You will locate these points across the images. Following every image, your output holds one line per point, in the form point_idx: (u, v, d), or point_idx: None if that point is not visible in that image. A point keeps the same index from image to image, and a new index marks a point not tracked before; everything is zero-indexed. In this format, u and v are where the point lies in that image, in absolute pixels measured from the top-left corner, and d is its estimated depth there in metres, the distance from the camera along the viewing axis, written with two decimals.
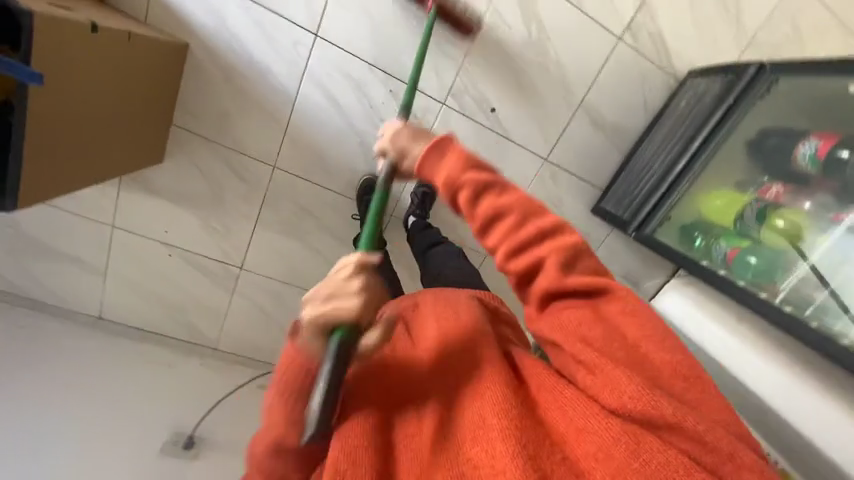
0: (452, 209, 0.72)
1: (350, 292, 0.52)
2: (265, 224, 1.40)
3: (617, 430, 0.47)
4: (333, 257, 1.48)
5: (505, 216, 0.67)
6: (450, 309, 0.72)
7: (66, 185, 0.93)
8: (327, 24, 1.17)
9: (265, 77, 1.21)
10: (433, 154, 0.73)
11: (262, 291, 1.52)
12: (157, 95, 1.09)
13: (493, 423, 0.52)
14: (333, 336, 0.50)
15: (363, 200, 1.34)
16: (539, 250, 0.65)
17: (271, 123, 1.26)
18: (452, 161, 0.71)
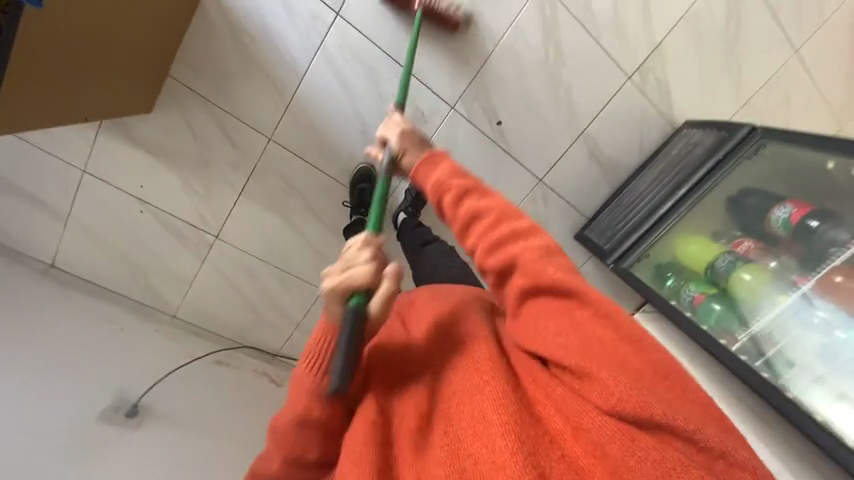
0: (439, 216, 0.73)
1: (360, 263, 0.61)
2: (249, 196, 1.34)
3: (609, 429, 0.48)
4: (315, 240, 1.45)
5: (486, 219, 0.67)
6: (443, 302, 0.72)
7: (50, 115, 0.90)
8: (351, 5, 1.15)
9: (277, 46, 1.16)
10: (424, 163, 0.74)
11: (235, 264, 1.46)
12: (157, 43, 1.02)
13: (494, 418, 0.54)
14: (354, 298, 0.61)
15: (356, 188, 1.30)
16: (514, 248, 0.63)
17: (274, 94, 1.22)
18: (440, 170, 0.72)
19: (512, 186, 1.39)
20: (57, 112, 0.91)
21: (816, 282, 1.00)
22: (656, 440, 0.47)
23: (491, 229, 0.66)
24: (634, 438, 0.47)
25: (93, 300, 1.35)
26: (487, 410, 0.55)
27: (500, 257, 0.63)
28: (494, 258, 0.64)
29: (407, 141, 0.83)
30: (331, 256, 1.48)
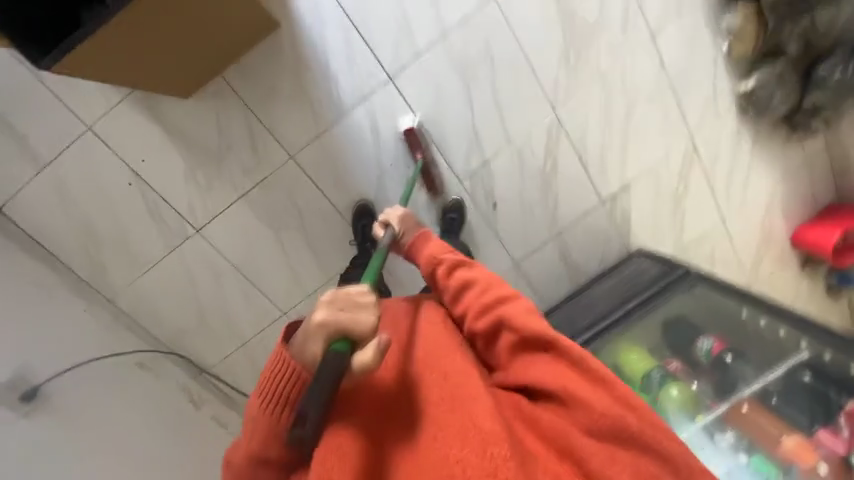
0: (432, 283, 0.87)
1: (362, 311, 0.64)
2: (249, 202, 1.36)
3: (591, 447, 0.64)
4: (296, 262, 1.45)
5: (474, 285, 0.80)
6: (434, 326, 0.78)
7: (105, 73, 0.98)
8: (403, 76, 1.34)
9: (330, 85, 1.30)
10: (419, 240, 0.93)
11: (203, 263, 1.39)
12: (226, 41, 1.12)
13: (486, 427, 0.62)
14: (338, 341, 0.61)
15: (360, 225, 1.40)
16: (502, 308, 0.76)
17: (311, 121, 1.32)
18: (433, 246, 0.90)
19: (492, 263, 1.54)
20: (109, 69, 0.97)
21: (727, 409, 1.21)
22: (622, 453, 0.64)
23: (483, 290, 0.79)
24: (609, 454, 0.64)
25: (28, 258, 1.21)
26: (479, 421, 0.62)
27: (483, 321, 0.76)
28: (478, 322, 0.76)
29: (407, 224, 0.98)
30: (306, 282, 1.47)
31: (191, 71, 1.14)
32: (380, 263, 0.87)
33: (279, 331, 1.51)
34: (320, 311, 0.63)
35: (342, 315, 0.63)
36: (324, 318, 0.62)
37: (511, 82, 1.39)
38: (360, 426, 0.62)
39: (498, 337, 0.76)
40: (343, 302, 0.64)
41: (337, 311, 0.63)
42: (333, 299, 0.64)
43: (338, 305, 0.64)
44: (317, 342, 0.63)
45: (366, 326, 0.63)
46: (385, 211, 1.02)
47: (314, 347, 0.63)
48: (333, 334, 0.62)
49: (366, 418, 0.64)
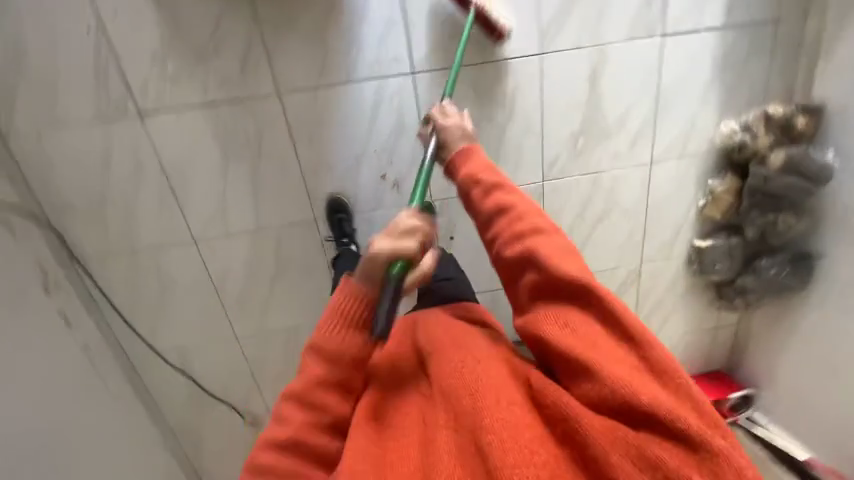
0: (472, 205, 0.97)
1: (409, 240, 0.75)
2: (211, 116, 1.24)
3: (614, 429, 0.63)
4: (232, 197, 1.35)
5: (509, 214, 0.90)
6: (459, 330, 0.87)
7: None
8: (425, 78, 1.29)
9: (352, 47, 1.23)
10: (461, 155, 1.03)
11: (131, 154, 1.25)
12: None
13: (503, 407, 0.68)
14: (396, 265, 0.74)
15: (336, 219, 1.38)
16: (529, 239, 0.86)
17: (315, 72, 1.23)
18: (474, 163, 1.00)
19: None
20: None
21: None
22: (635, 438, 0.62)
23: (513, 224, 0.89)
24: (623, 441, 0.61)
25: None
26: (498, 401, 0.69)
27: (515, 249, 0.86)
28: (510, 252, 0.87)
29: (454, 135, 1.06)
30: (233, 221, 1.38)
31: None
32: (427, 175, 0.98)
33: (182, 255, 1.40)
34: (375, 249, 0.74)
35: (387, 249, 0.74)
36: (378, 252, 0.73)
37: (517, 137, 1.40)
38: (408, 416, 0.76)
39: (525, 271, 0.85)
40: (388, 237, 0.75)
41: (393, 242, 0.74)
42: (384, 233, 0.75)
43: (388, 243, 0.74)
44: (375, 277, 0.76)
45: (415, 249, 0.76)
46: (441, 102, 1.12)
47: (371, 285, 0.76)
48: (387, 266, 0.75)
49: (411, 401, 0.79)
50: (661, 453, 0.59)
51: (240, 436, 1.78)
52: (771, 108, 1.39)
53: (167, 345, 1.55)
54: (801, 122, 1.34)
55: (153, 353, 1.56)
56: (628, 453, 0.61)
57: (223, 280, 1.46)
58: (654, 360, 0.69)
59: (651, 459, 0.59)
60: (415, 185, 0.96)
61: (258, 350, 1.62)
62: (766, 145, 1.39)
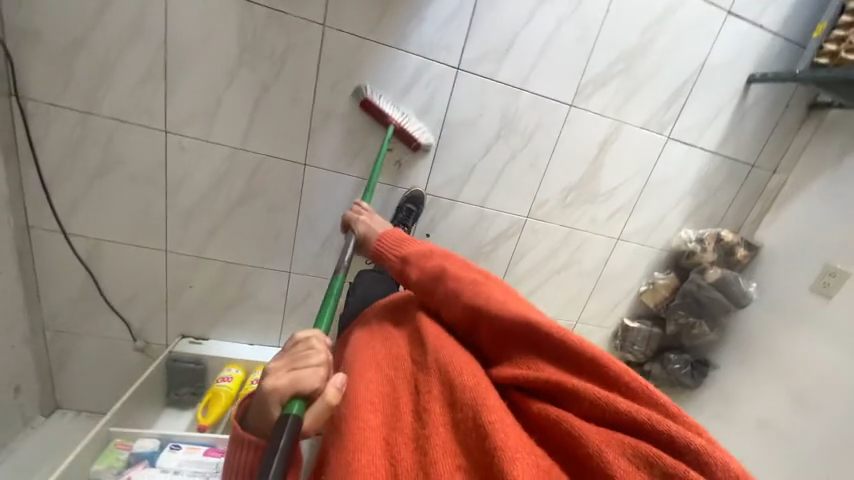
0: (412, 274, 0.99)
1: (308, 362, 0.68)
2: (242, 15, 1.15)
3: (589, 431, 0.60)
4: (227, 104, 1.24)
5: (446, 277, 0.91)
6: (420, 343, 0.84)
7: None
8: (467, 78, 1.31)
9: (413, 16, 1.21)
10: (390, 241, 1.10)
11: (135, 11, 1.11)
12: None
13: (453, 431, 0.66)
14: (292, 402, 0.63)
15: None
16: (464, 290, 0.86)
17: (368, 23, 1.20)
18: (399, 248, 1.07)
19: None
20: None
21: None
22: (625, 449, 0.57)
23: (453, 282, 0.89)
24: (618, 441, 0.58)
25: None
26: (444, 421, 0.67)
27: (459, 313, 0.85)
28: (455, 314, 0.86)
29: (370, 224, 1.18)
30: (218, 129, 1.26)
31: None
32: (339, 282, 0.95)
33: (144, 140, 1.25)
34: (267, 386, 0.66)
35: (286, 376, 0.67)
36: (270, 387, 0.66)
37: (523, 169, 1.47)
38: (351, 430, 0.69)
39: (477, 328, 0.83)
40: (285, 367, 0.69)
41: (287, 373, 0.67)
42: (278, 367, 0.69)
43: (285, 370, 0.68)
44: (275, 407, 0.66)
45: (312, 376, 0.67)
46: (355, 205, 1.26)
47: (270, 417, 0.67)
48: (283, 396, 0.65)
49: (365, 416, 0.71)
50: (657, 452, 0.55)
51: (121, 361, 1.57)
52: (724, 232, 1.61)
53: (79, 229, 1.35)
54: (740, 253, 1.60)
55: (58, 232, 1.34)
56: (628, 456, 0.56)
57: (179, 185, 1.32)
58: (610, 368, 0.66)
59: (648, 459, 0.55)
60: (327, 294, 0.91)
61: (183, 274, 1.46)
62: (711, 260, 1.59)
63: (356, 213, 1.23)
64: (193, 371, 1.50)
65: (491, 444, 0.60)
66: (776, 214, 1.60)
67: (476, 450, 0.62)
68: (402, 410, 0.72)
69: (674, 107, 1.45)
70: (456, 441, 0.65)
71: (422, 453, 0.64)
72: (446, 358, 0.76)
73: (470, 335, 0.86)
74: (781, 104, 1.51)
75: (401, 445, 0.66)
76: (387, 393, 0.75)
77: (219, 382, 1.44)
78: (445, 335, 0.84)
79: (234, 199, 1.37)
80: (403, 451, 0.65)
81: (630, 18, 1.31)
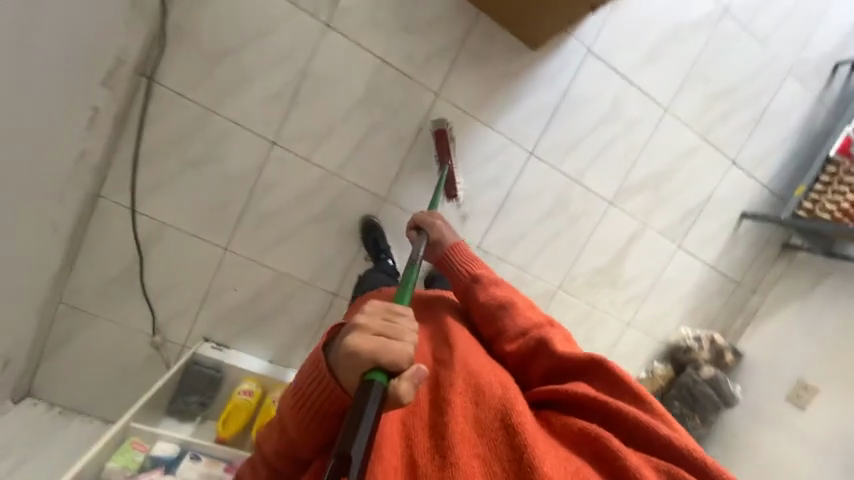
0: (477, 292, 1.16)
1: (394, 337, 0.70)
2: (375, 69, 1.35)
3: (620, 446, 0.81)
4: (336, 135, 1.39)
5: (507, 307, 1.12)
6: (466, 349, 1.02)
7: None
8: (537, 163, 1.55)
9: (507, 106, 1.47)
10: (453, 250, 1.26)
11: (287, 43, 1.29)
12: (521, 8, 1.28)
13: (490, 429, 0.84)
14: (376, 375, 0.67)
15: (371, 236, 1.46)
16: (528, 324, 1.09)
17: (471, 102, 1.44)
18: (459, 264, 1.24)
19: None
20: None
21: None
22: (650, 460, 0.81)
23: (513, 313, 1.11)
24: (646, 458, 0.81)
25: None
26: (481, 419, 0.85)
27: (516, 343, 1.07)
28: (510, 342, 1.08)
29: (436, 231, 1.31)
30: (320, 153, 1.39)
31: None
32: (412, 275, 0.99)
33: (249, 146, 1.35)
34: (354, 343, 0.70)
35: (376, 340, 0.70)
36: (357, 345, 0.69)
37: (565, 247, 1.68)
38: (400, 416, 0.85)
39: (531, 360, 1.05)
40: (375, 327, 0.71)
41: (372, 336, 0.70)
42: (369, 324, 0.71)
43: (371, 331, 0.71)
44: (357, 364, 0.70)
45: (401, 353, 0.69)
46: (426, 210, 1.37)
47: (351, 369, 0.72)
48: (369, 358, 0.69)
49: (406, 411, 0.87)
50: (678, 469, 0.78)
51: (130, 352, 1.48)
52: (715, 335, 1.85)
53: (148, 212, 1.36)
54: (729, 356, 1.84)
55: (126, 209, 1.35)
56: (654, 470, 0.79)
57: (265, 192, 1.40)
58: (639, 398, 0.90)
59: (667, 471, 0.79)
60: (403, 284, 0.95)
61: (231, 276, 1.46)
62: (704, 358, 1.81)
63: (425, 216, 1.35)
64: (211, 378, 1.42)
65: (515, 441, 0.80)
66: (753, 330, 1.89)
67: (504, 444, 0.81)
68: (420, 407, 0.87)
69: (685, 223, 1.76)
70: (485, 433, 0.83)
71: (441, 439, 0.80)
72: (473, 369, 0.95)
73: (518, 357, 1.07)
74: (763, 240, 1.88)
75: (418, 428, 0.84)
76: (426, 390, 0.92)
77: (240, 395, 1.37)
78: (483, 353, 1.04)
79: (310, 216, 1.45)
80: (421, 441, 0.81)
81: (666, 148, 1.63)
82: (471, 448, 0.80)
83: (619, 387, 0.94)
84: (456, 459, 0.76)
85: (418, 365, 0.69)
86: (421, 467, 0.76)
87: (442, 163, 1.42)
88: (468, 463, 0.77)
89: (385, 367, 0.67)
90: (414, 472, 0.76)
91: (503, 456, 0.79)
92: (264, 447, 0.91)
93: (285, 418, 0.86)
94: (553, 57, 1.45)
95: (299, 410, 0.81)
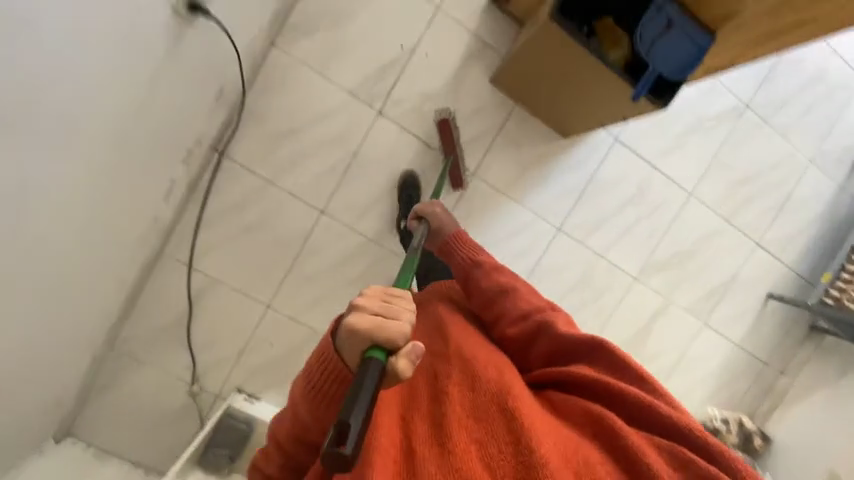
0: (482, 278, 1.20)
1: (394, 319, 0.68)
2: (419, 151, 1.49)
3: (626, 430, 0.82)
4: (379, 207, 1.50)
5: (508, 292, 1.16)
6: (471, 337, 1.04)
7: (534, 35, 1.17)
8: (564, 238, 1.62)
9: (538, 185, 1.57)
10: (455, 242, 1.29)
11: (343, 127, 1.44)
12: (559, 109, 1.40)
13: (492, 416, 0.83)
14: (374, 351, 0.65)
15: None
16: (531, 310, 1.12)
17: (504, 181, 1.55)
18: (462, 255, 1.26)
19: None
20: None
21: None
22: (653, 440, 0.83)
23: (515, 297, 1.15)
24: (651, 440, 0.83)
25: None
26: (483, 407, 0.85)
27: (517, 329, 1.10)
28: (512, 328, 1.11)
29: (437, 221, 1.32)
30: (363, 222, 1.51)
31: (530, 84, 1.38)
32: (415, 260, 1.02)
33: (300, 214, 1.47)
34: (352, 322, 0.68)
35: (374, 319, 0.68)
36: (355, 323, 0.67)
37: (591, 319, 1.70)
38: (399, 403, 0.87)
39: (531, 342, 1.09)
40: (374, 307, 0.69)
41: (370, 318, 0.68)
42: (368, 304, 0.69)
43: (371, 312, 0.69)
44: (357, 342, 0.69)
45: (396, 332, 0.66)
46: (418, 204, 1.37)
47: (352, 349, 0.71)
48: (366, 336, 0.67)
49: (404, 400, 0.89)
50: (685, 452, 0.80)
51: (168, 399, 1.55)
52: (743, 418, 1.82)
53: (204, 269, 1.48)
54: (757, 441, 1.80)
55: (184, 265, 1.47)
56: (661, 452, 0.82)
57: (310, 255, 1.50)
58: (639, 379, 0.94)
59: (674, 451, 0.81)
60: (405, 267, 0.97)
61: (270, 331, 1.55)
62: (732, 441, 1.77)
63: (429, 207, 1.34)
64: (242, 431, 1.47)
65: (515, 426, 0.80)
66: (782, 415, 1.84)
67: (503, 428, 0.81)
68: (420, 396, 0.89)
69: (710, 302, 1.79)
70: (487, 411, 0.84)
71: (440, 415, 0.83)
72: (473, 354, 0.96)
73: (519, 344, 1.11)
74: (789, 322, 1.87)
75: (416, 422, 0.83)
76: (423, 378, 0.93)
77: None
78: (482, 341, 1.05)
79: (348, 279, 1.54)
80: (420, 426, 0.82)
81: (690, 229, 1.69)
82: (471, 428, 0.81)
83: (619, 370, 0.97)
84: (455, 437, 0.78)
85: (416, 343, 0.66)
86: (421, 453, 0.77)
87: (446, 153, 1.47)
88: (469, 442, 0.78)
89: (382, 346, 0.64)
90: (413, 460, 0.75)
91: (505, 434, 0.80)
92: (277, 436, 0.93)
93: (294, 401, 0.86)
94: (582, 144, 1.57)
95: (308, 394, 0.82)
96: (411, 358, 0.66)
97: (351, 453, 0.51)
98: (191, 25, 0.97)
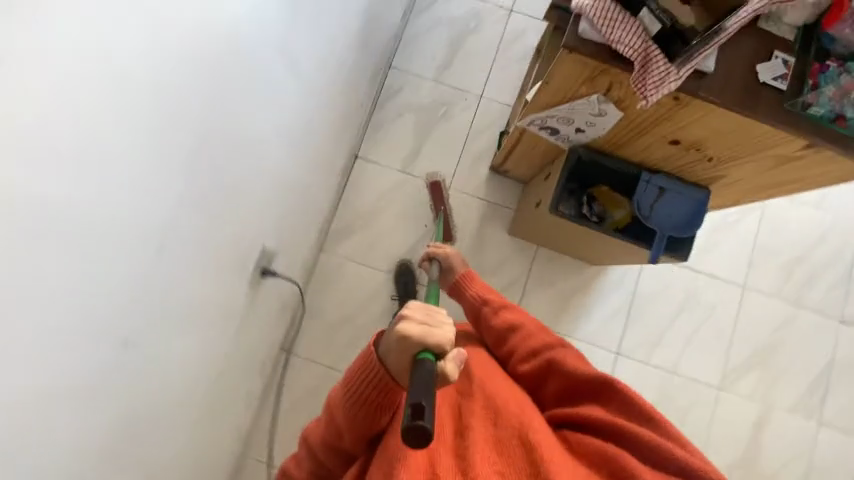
0: (487, 314, 1.16)
1: (436, 332, 0.81)
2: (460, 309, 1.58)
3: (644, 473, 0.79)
4: None
5: (517, 330, 1.12)
6: (486, 369, 1.01)
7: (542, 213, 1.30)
8: (626, 362, 1.56)
9: (581, 314, 1.58)
10: (466, 278, 1.27)
11: (388, 303, 1.59)
12: (586, 253, 1.47)
13: (512, 450, 0.82)
14: (426, 353, 0.79)
15: None
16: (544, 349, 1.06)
17: (547, 319, 1.58)
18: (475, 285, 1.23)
19: None
20: (564, 110, 0.94)
21: None
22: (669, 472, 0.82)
23: (526, 334, 1.10)
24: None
25: (327, 199, 1.51)
26: (502, 439, 0.84)
27: (530, 364, 1.05)
28: (525, 364, 1.07)
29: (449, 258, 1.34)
30: None
31: (551, 238, 1.49)
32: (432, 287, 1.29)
33: None
34: (408, 326, 0.81)
35: (421, 327, 0.82)
36: (408, 330, 0.80)
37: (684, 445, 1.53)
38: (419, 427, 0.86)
39: (544, 380, 1.04)
40: (418, 320, 0.82)
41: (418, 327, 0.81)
42: (415, 314, 0.83)
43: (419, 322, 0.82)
44: (402, 347, 0.81)
45: (441, 339, 0.81)
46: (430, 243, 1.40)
47: (398, 357, 0.82)
48: (417, 342, 0.80)
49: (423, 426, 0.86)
50: None
51: None
52: None
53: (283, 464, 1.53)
54: None
55: (263, 464, 1.53)
56: None
57: None
58: (657, 425, 0.88)
59: None
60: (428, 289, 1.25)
61: None
62: None
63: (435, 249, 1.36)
64: None
65: (535, 453, 0.80)
66: None
67: (522, 462, 0.80)
68: (441, 422, 0.88)
69: (814, 396, 1.57)
70: (511, 449, 0.82)
71: (464, 449, 0.82)
72: (494, 386, 0.94)
73: (533, 380, 1.06)
74: None
75: (441, 453, 0.81)
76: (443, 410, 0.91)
77: None
78: (501, 373, 1.03)
79: None
80: (444, 460, 0.80)
81: (757, 324, 1.58)
82: (494, 460, 0.80)
83: (636, 407, 0.91)
84: (478, 464, 0.78)
85: (458, 349, 0.84)
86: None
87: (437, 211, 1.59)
88: (492, 474, 0.77)
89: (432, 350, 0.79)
90: None
91: (526, 472, 0.78)
92: (310, 437, 0.97)
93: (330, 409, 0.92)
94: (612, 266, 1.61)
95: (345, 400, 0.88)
96: (454, 362, 0.82)
97: (431, 425, 0.65)
98: (263, 282, 1.18)
